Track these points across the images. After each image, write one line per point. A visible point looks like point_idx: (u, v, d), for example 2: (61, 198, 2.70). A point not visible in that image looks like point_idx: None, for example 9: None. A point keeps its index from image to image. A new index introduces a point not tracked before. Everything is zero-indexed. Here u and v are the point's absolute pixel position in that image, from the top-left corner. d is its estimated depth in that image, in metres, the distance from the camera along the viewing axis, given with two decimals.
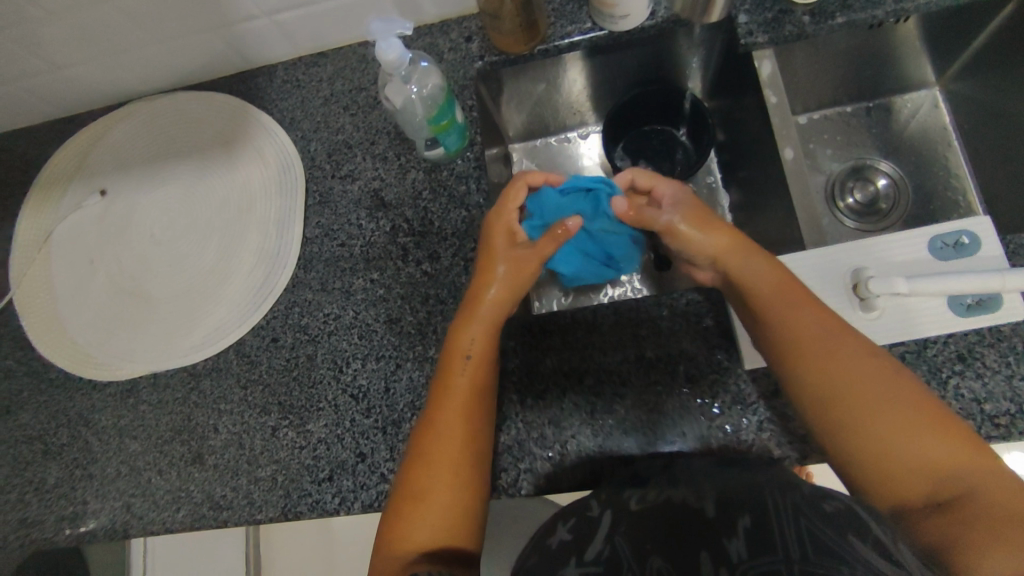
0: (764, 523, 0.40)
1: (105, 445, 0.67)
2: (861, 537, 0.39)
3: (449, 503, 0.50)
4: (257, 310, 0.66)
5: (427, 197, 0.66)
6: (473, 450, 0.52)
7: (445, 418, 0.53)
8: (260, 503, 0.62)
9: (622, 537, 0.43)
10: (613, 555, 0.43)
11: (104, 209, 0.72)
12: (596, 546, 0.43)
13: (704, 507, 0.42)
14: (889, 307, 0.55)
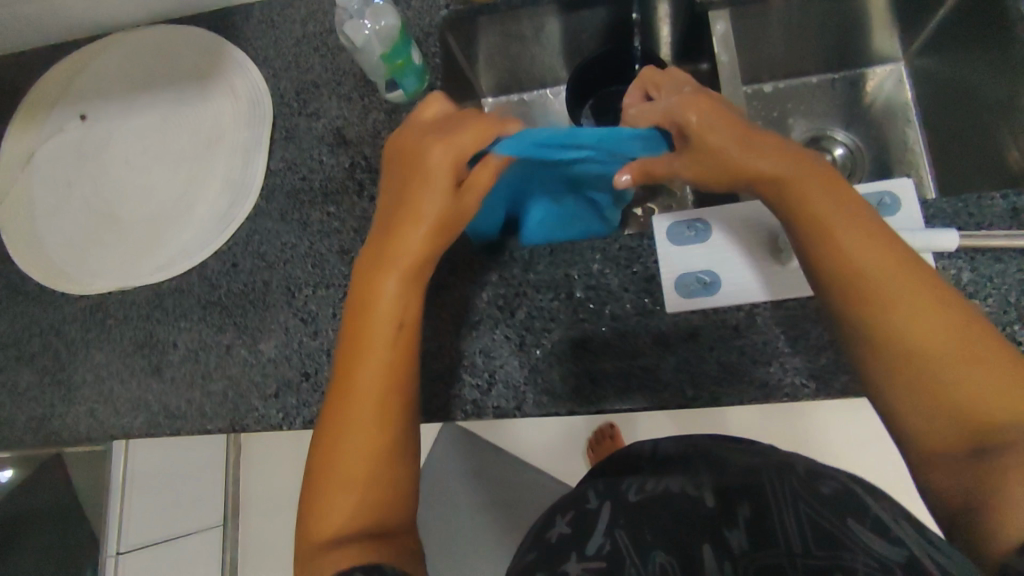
0: (766, 505, 0.36)
1: (73, 355, 0.71)
2: (858, 519, 0.34)
3: (362, 479, 0.43)
4: (220, 236, 0.70)
5: (386, 136, 0.69)
6: (391, 414, 0.44)
7: (357, 385, 0.44)
8: (211, 414, 0.66)
9: (622, 528, 0.38)
10: (614, 548, 0.37)
11: (84, 133, 0.76)
12: (598, 538, 0.37)
13: (702, 498, 0.38)
14: None
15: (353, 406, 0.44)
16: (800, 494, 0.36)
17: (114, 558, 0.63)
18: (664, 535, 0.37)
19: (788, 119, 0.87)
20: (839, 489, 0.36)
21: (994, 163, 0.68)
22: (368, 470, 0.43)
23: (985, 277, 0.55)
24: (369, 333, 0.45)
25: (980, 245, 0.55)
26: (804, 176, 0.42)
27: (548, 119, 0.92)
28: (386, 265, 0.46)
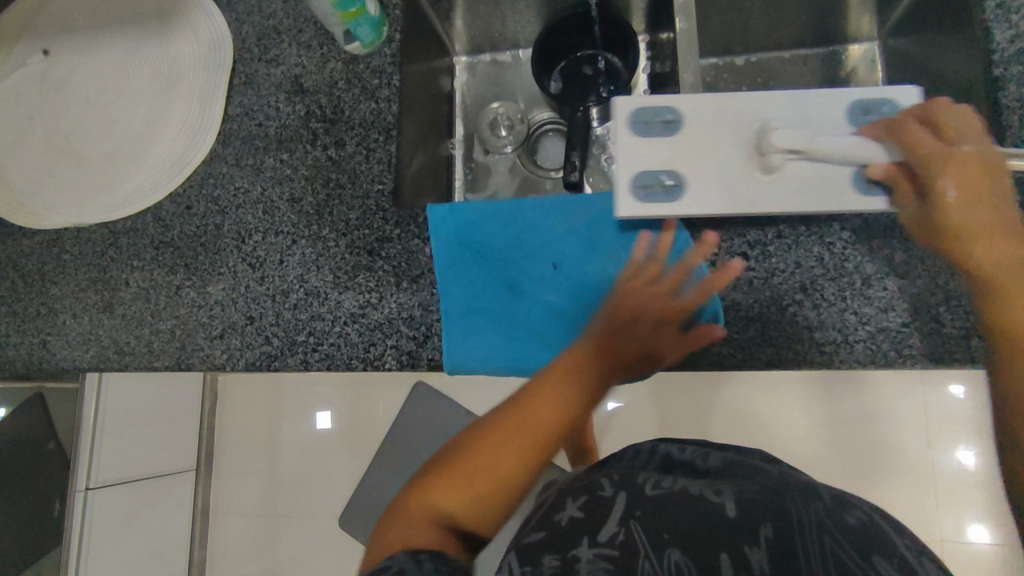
0: (788, 533, 0.36)
1: (28, 287, 0.72)
2: (884, 559, 0.34)
3: (493, 470, 0.39)
4: (174, 178, 0.70)
5: (342, 86, 0.69)
6: (551, 432, 0.41)
7: (542, 382, 0.43)
8: (158, 352, 0.68)
9: (638, 522, 0.38)
10: (627, 539, 0.37)
11: (47, 68, 0.75)
12: (612, 528, 0.38)
13: (725, 507, 0.39)
14: (788, 169, 0.50)
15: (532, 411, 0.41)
16: (826, 526, 0.37)
17: (84, 493, 0.56)
18: (684, 539, 0.37)
19: (758, 94, 0.87)
20: (862, 520, 0.38)
21: None
22: (482, 479, 0.39)
23: (916, 258, 0.56)
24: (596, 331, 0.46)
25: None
26: (960, 169, 0.43)
27: (518, 81, 0.91)
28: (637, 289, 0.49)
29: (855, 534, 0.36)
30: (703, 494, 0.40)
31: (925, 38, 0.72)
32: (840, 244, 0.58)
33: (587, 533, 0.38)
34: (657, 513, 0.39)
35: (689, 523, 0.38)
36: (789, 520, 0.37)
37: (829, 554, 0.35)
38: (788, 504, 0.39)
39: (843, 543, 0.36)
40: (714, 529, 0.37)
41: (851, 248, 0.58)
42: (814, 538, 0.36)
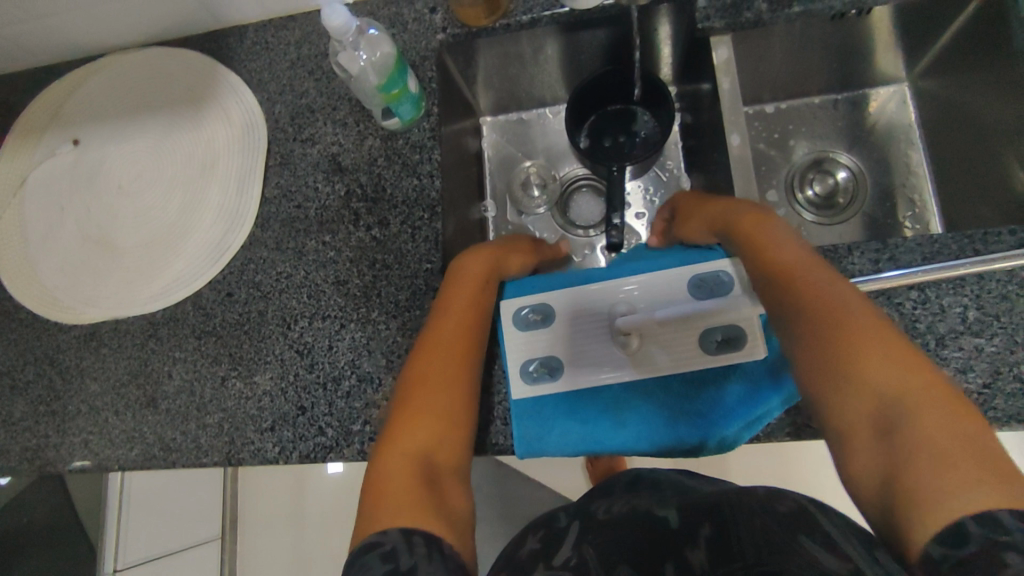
0: (724, 530, 0.44)
1: (67, 384, 0.70)
2: (810, 535, 0.39)
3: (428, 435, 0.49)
4: (215, 265, 0.69)
5: (381, 164, 0.68)
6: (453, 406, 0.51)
7: (433, 379, 0.52)
8: (206, 448, 0.65)
9: (589, 547, 0.49)
10: (579, 561, 0.48)
11: (78, 157, 0.74)
12: (567, 553, 0.49)
13: (669, 520, 0.48)
14: (677, 344, 0.61)
15: (425, 389, 0.52)
16: (761, 511, 0.43)
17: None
18: (628, 555, 0.46)
19: (788, 141, 0.87)
20: (793, 507, 0.43)
21: (998, 192, 0.67)
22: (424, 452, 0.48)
23: (991, 314, 0.54)
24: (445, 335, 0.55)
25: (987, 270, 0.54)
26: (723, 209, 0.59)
27: (545, 139, 0.91)
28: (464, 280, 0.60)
29: (784, 514, 0.42)
30: (650, 511, 0.52)
31: (961, 83, 0.72)
32: (911, 304, 0.56)
33: (547, 557, 0.49)
34: (607, 534, 0.50)
35: (633, 537, 0.48)
36: (728, 518, 0.44)
37: (757, 533, 0.41)
38: (728, 505, 0.46)
39: (776, 529, 0.41)
40: (664, 540, 0.46)
41: (921, 308, 0.55)
42: (748, 522, 0.43)
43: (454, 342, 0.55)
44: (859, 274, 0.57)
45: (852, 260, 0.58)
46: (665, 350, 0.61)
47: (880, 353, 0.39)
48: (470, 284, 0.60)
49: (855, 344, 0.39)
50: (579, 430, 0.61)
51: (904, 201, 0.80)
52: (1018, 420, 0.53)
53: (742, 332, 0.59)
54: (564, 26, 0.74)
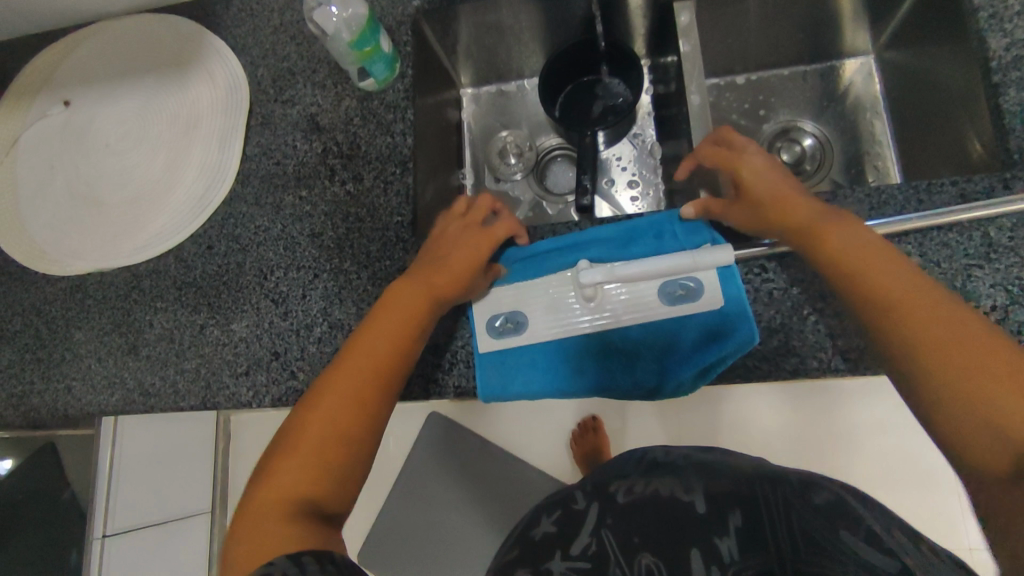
0: (756, 518, 0.40)
1: (53, 333, 0.73)
2: (851, 532, 0.38)
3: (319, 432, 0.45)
4: (195, 219, 0.72)
5: (357, 123, 0.71)
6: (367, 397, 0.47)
7: (352, 365, 0.49)
8: (184, 392, 0.69)
9: (608, 529, 0.42)
10: (600, 550, 0.41)
11: (68, 118, 0.77)
12: (584, 539, 0.42)
13: (694, 503, 0.42)
14: (636, 299, 0.62)
15: (324, 402, 0.47)
16: (793, 506, 0.41)
17: (100, 542, 0.58)
18: (654, 542, 0.41)
19: (759, 111, 0.89)
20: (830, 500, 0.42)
21: (957, 154, 0.68)
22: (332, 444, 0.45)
23: (932, 261, 0.57)
24: (377, 330, 0.52)
25: (927, 225, 0.57)
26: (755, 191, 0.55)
27: (524, 110, 0.94)
28: (412, 283, 0.55)
29: (823, 509, 0.40)
30: (673, 494, 0.44)
31: (922, 52, 0.73)
32: None
33: (563, 545, 0.42)
34: (631, 515, 0.43)
35: (658, 519, 0.42)
36: (758, 509, 0.41)
37: (795, 524, 0.40)
38: (758, 493, 0.43)
39: (811, 521, 0.39)
40: (685, 529, 0.41)
41: None
42: (782, 517, 0.40)
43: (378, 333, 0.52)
44: None
45: None
46: (626, 305, 0.62)
47: (951, 342, 0.40)
48: (408, 290, 0.55)
49: (919, 310, 0.42)
50: (539, 379, 0.64)
51: (870, 168, 0.82)
52: None
53: (702, 284, 0.60)
54: None
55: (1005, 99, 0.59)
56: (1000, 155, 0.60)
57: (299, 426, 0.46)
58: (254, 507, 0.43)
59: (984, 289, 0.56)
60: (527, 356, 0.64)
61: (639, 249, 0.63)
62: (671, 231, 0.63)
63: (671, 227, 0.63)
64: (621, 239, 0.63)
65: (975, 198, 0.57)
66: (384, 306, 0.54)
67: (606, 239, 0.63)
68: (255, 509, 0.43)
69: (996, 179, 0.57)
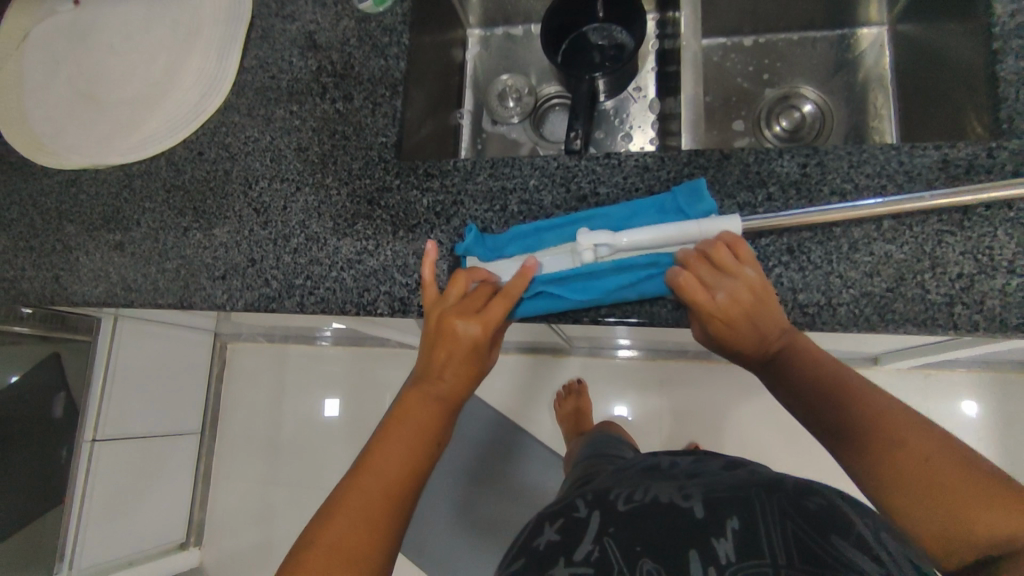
0: (753, 526, 0.48)
1: (46, 224, 0.75)
2: (840, 536, 0.45)
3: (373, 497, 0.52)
4: (189, 124, 0.73)
5: (353, 43, 0.72)
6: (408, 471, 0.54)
7: (388, 452, 0.54)
8: (163, 290, 0.70)
9: (608, 540, 0.51)
10: (601, 555, 0.50)
11: (76, 16, 0.79)
12: (587, 546, 0.51)
13: (695, 510, 0.52)
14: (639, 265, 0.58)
15: (366, 481, 0.53)
16: (787, 511, 0.49)
17: None
18: (653, 550, 0.50)
19: (764, 75, 0.87)
20: (819, 504, 0.50)
21: (955, 127, 0.67)
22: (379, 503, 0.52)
23: (905, 224, 0.56)
24: (411, 413, 0.56)
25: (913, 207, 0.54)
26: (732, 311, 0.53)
27: (528, 56, 0.93)
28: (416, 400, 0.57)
29: (815, 516, 0.48)
30: (675, 501, 0.55)
31: (933, 21, 0.72)
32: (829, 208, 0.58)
33: (567, 551, 0.51)
34: (632, 523, 0.53)
35: (657, 526, 0.52)
36: (753, 515, 0.50)
37: (790, 530, 0.47)
38: (755, 498, 0.52)
39: (801, 523, 0.47)
40: (690, 532, 0.50)
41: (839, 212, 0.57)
42: (779, 524, 0.48)
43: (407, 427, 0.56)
44: (786, 175, 0.59)
45: (781, 162, 0.59)
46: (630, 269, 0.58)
47: (932, 448, 0.45)
48: (425, 395, 0.57)
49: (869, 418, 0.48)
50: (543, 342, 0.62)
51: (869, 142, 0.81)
52: (916, 322, 0.54)
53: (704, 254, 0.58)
54: None
55: (1003, 66, 0.58)
56: (992, 127, 0.59)
57: (342, 498, 0.52)
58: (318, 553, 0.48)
59: (954, 255, 0.55)
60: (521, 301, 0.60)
61: (640, 225, 0.59)
62: (675, 206, 0.59)
63: (675, 202, 0.59)
64: (621, 213, 0.59)
65: (957, 164, 0.56)
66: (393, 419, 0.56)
67: (606, 211, 0.60)
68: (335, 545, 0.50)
69: (981, 147, 0.56)
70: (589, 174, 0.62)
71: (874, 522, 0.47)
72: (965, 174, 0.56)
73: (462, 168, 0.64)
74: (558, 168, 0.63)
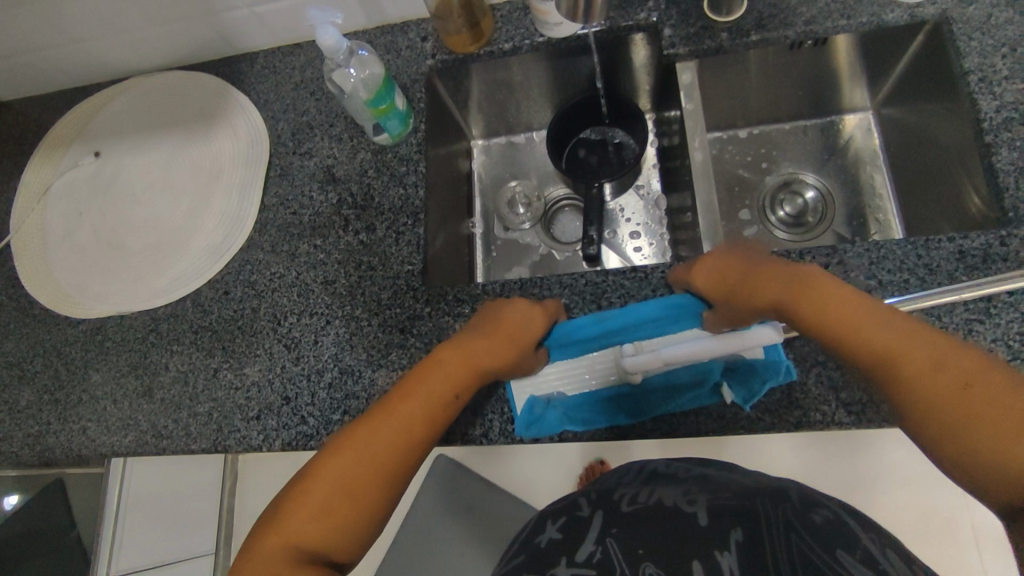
0: (757, 535, 0.37)
1: (72, 373, 0.75)
2: (848, 551, 0.35)
3: (342, 480, 0.48)
4: (215, 265, 0.74)
5: (371, 175, 0.74)
6: (383, 468, 0.49)
7: (367, 437, 0.49)
8: (195, 435, 0.69)
9: (614, 539, 0.39)
10: (604, 560, 0.38)
11: (98, 167, 0.81)
12: (589, 546, 0.39)
13: (697, 515, 0.39)
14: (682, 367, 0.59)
15: (341, 461, 0.48)
16: (795, 527, 0.37)
17: None
18: (656, 550, 0.38)
19: (762, 163, 0.91)
20: (828, 515, 0.39)
21: (958, 208, 0.69)
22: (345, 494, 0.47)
23: (933, 316, 0.57)
24: (395, 407, 0.51)
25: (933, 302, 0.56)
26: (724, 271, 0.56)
27: (532, 160, 0.97)
28: (413, 393, 0.52)
29: (819, 529, 0.37)
30: (676, 505, 0.41)
31: (918, 108, 0.76)
32: None
33: (568, 552, 0.40)
34: (633, 529, 0.40)
35: (662, 531, 0.39)
36: (757, 525, 0.38)
37: (796, 548, 0.35)
38: (759, 504, 0.40)
39: (808, 539, 0.36)
40: (685, 538, 0.38)
41: None
42: (781, 536, 0.37)
43: (398, 414, 0.51)
44: None
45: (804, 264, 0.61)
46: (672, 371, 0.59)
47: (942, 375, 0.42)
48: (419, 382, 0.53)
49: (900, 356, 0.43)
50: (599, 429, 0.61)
51: (871, 221, 0.84)
52: None
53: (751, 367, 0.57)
54: (547, 54, 0.81)
55: (997, 158, 0.61)
56: (997, 213, 0.61)
57: (303, 491, 0.48)
58: (278, 536, 0.46)
59: (985, 343, 0.56)
60: (578, 422, 0.61)
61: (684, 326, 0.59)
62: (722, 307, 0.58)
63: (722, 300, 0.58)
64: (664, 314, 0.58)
65: (972, 254, 0.58)
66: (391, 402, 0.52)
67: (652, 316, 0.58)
68: (263, 554, 0.45)
69: (992, 235, 0.58)
70: (617, 289, 0.63)
71: (881, 534, 0.38)
72: (982, 263, 0.58)
73: (490, 291, 0.66)
74: (587, 285, 0.64)
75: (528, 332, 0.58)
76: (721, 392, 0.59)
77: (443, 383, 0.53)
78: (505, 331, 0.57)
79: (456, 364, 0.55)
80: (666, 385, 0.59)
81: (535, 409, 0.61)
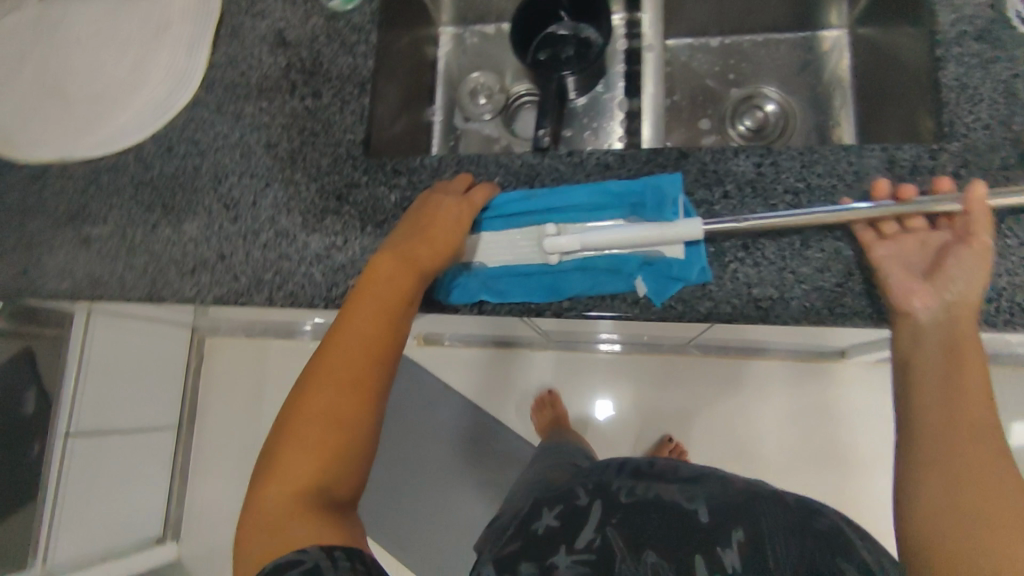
0: (756, 538, 0.52)
1: (10, 218, 0.74)
2: (847, 557, 0.49)
3: (317, 418, 0.54)
4: (160, 120, 0.74)
5: (322, 41, 0.72)
6: (352, 395, 0.54)
7: (329, 374, 0.55)
8: (131, 285, 0.71)
9: (613, 529, 0.56)
10: (605, 543, 0.55)
11: (44, 11, 0.78)
12: (590, 535, 0.55)
13: (696, 517, 0.55)
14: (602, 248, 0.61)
15: (312, 401, 0.54)
16: (797, 530, 0.52)
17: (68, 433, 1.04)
18: (657, 542, 0.54)
19: (729, 75, 0.89)
20: (831, 525, 0.53)
21: (907, 128, 0.69)
22: (324, 427, 0.53)
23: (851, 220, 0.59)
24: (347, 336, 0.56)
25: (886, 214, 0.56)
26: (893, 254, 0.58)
27: (501, 55, 0.94)
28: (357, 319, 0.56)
29: (823, 534, 0.52)
30: (675, 501, 0.59)
31: (887, 25, 0.74)
32: (784, 206, 0.60)
33: (574, 537, 0.56)
34: (631, 517, 0.57)
35: (661, 524, 0.56)
36: (759, 528, 0.53)
37: (802, 546, 0.50)
38: (763, 512, 0.55)
39: (810, 539, 0.51)
40: (687, 537, 0.54)
41: (792, 209, 0.60)
42: (785, 538, 0.51)
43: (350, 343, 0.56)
44: (741, 175, 0.61)
45: (737, 162, 0.61)
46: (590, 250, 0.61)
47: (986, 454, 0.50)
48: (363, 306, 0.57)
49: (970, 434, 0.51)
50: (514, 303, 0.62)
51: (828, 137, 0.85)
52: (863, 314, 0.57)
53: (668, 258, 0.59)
54: None
55: (944, 72, 0.61)
56: (935, 129, 0.61)
57: (287, 439, 0.53)
58: (273, 489, 0.52)
59: None
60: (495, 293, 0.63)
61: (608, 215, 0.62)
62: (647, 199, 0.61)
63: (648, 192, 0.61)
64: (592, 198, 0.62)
65: (902, 164, 0.59)
66: (339, 332, 0.56)
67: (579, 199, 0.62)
68: (269, 505, 0.51)
69: (923, 148, 0.59)
70: (552, 173, 0.64)
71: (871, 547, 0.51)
72: (909, 173, 0.59)
73: (428, 167, 0.66)
74: (523, 167, 0.65)
75: (456, 225, 0.60)
76: (635, 284, 0.60)
77: (385, 299, 0.57)
78: (434, 232, 0.59)
79: (390, 279, 0.58)
80: (583, 266, 0.61)
81: (455, 277, 0.64)
